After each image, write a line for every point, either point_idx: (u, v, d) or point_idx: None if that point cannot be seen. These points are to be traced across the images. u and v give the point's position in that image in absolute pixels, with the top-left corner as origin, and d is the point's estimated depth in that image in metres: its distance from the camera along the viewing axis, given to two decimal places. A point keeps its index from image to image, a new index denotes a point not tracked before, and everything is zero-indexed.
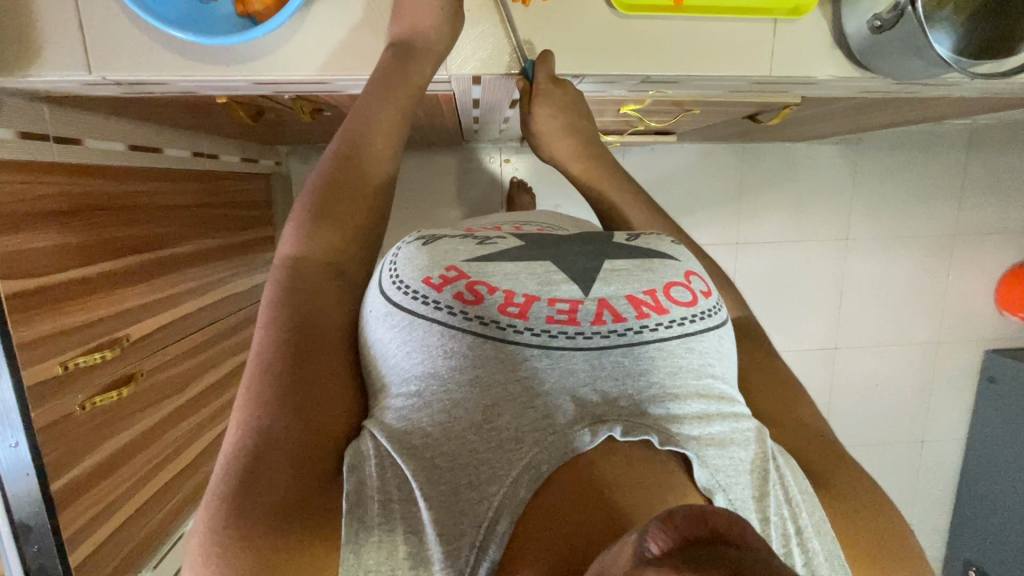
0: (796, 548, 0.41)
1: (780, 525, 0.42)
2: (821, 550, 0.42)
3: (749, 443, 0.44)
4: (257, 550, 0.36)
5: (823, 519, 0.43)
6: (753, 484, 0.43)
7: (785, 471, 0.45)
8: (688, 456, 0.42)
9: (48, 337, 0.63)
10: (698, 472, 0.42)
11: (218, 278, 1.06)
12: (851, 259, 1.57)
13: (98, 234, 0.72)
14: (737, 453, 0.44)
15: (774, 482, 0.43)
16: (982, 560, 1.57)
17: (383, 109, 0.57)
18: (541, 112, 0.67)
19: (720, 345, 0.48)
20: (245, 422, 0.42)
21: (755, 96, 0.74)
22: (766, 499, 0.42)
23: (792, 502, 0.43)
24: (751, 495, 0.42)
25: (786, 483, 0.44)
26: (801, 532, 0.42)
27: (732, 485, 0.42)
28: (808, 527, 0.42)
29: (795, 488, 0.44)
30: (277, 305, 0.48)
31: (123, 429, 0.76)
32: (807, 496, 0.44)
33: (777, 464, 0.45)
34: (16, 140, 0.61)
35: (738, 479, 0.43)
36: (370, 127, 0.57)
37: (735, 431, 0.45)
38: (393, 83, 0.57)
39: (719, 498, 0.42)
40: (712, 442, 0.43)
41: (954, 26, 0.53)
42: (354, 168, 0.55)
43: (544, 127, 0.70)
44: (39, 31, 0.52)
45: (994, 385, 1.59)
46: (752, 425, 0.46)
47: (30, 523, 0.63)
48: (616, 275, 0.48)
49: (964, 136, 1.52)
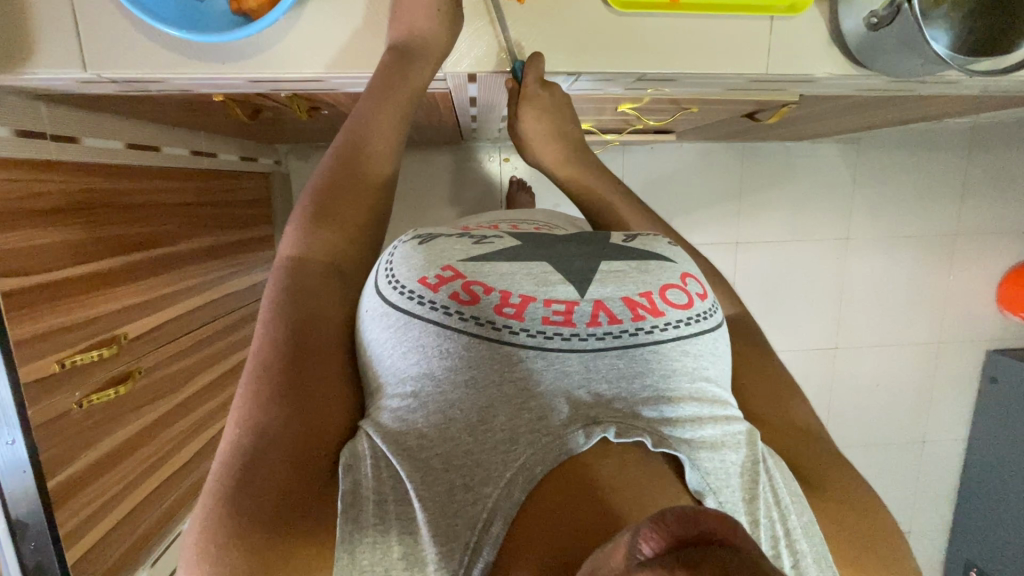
0: (784, 550, 0.41)
1: (768, 527, 0.41)
2: (810, 552, 0.42)
3: (741, 446, 0.44)
4: (252, 550, 0.36)
5: (812, 521, 0.43)
6: (743, 487, 0.43)
7: (775, 474, 0.44)
8: (680, 458, 0.42)
9: (45, 335, 0.63)
10: (689, 474, 0.42)
11: (216, 277, 1.06)
12: (852, 259, 1.56)
13: (96, 232, 0.72)
14: (729, 456, 0.43)
15: (764, 484, 0.43)
16: (983, 562, 1.57)
17: (384, 112, 0.58)
18: (525, 116, 0.68)
19: (713, 347, 0.48)
20: (242, 421, 0.42)
21: (752, 94, 0.74)
22: (756, 502, 0.42)
23: (782, 504, 0.43)
24: (741, 497, 0.42)
25: (776, 484, 0.44)
26: (790, 534, 0.42)
27: (723, 488, 0.42)
28: (797, 529, 0.42)
29: (785, 490, 0.44)
30: (276, 304, 0.48)
31: (121, 427, 0.76)
32: (796, 498, 0.44)
33: (768, 466, 0.45)
34: (13, 137, 0.61)
35: (728, 482, 0.42)
36: (371, 129, 0.57)
37: (728, 434, 0.45)
38: (394, 87, 0.57)
39: (709, 500, 0.41)
40: (705, 444, 0.43)
41: (950, 24, 0.53)
42: (356, 169, 0.56)
43: (529, 132, 0.70)
44: (34, 29, 0.52)
45: (995, 385, 1.58)
46: (744, 427, 0.46)
47: (27, 520, 0.63)
48: (612, 276, 0.48)
49: (966, 135, 1.51)
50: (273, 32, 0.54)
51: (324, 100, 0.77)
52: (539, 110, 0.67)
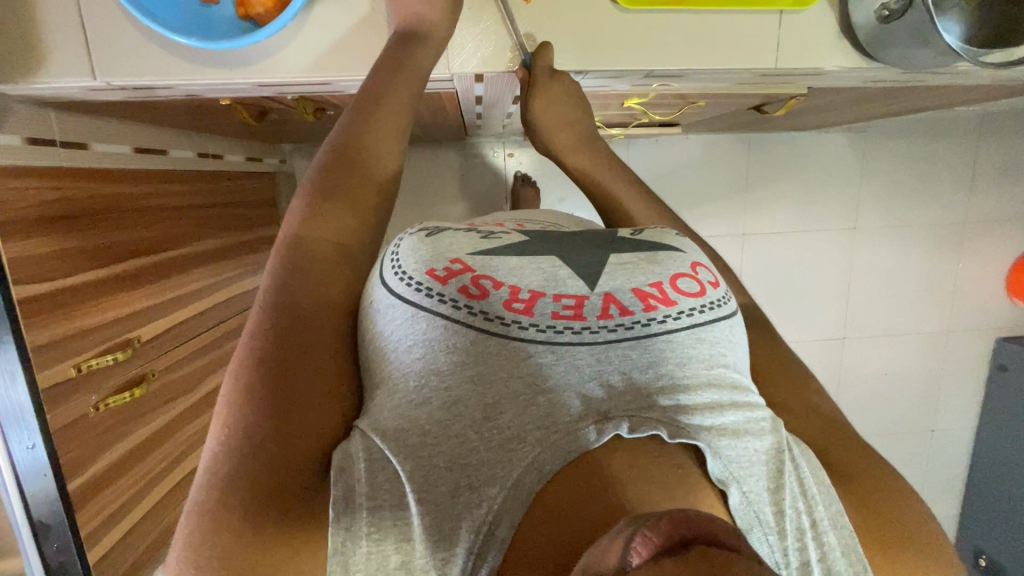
0: (810, 542, 0.41)
1: (795, 518, 0.42)
2: (838, 544, 0.42)
3: (765, 434, 0.44)
4: (247, 559, 0.36)
5: (840, 512, 0.43)
6: (768, 476, 0.43)
7: (800, 462, 0.44)
8: (699, 447, 0.42)
9: (61, 340, 0.64)
10: (711, 463, 0.42)
11: (226, 277, 1.06)
12: (860, 249, 1.56)
13: (108, 236, 0.72)
14: (752, 443, 0.43)
15: (789, 473, 0.43)
16: (995, 550, 1.56)
17: (389, 90, 0.55)
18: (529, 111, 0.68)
19: (730, 334, 0.48)
20: (233, 426, 0.41)
21: (760, 89, 0.73)
22: (781, 492, 0.42)
23: (809, 495, 0.43)
24: (766, 486, 0.42)
25: (802, 473, 0.44)
26: (817, 526, 0.42)
27: (746, 477, 0.42)
28: (823, 520, 0.42)
29: (810, 478, 0.44)
30: (274, 290, 0.47)
31: (134, 430, 0.77)
32: (824, 488, 0.44)
33: (793, 454, 0.45)
34: (24, 146, 0.61)
35: (754, 471, 0.42)
36: (377, 100, 0.55)
37: (750, 421, 0.44)
38: (396, 69, 0.55)
39: (732, 490, 0.41)
40: (726, 433, 0.43)
41: (964, 15, 0.52)
42: (363, 152, 0.54)
43: (537, 123, 0.70)
44: (43, 39, 0.52)
45: (1006, 373, 1.58)
46: (767, 415, 0.46)
47: (49, 523, 0.64)
48: (622, 268, 0.48)
49: (976, 122, 1.50)
50: (281, 37, 0.54)
51: (329, 101, 0.77)
52: (546, 103, 0.66)
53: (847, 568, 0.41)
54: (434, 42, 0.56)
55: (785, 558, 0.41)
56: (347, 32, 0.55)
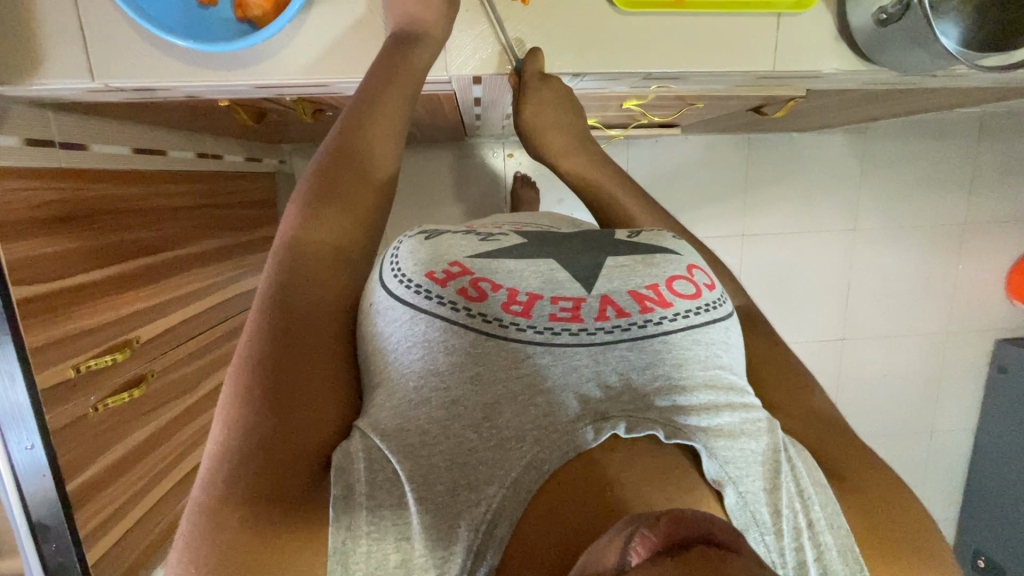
0: (807, 541, 0.41)
1: (792, 518, 0.42)
2: (834, 544, 0.42)
3: (762, 435, 0.44)
4: (247, 557, 0.36)
5: (837, 513, 0.43)
6: (765, 476, 0.43)
7: (796, 463, 0.45)
8: (696, 448, 0.42)
9: (60, 341, 0.64)
10: (708, 464, 0.42)
11: (225, 277, 1.06)
12: (860, 249, 1.56)
13: (107, 236, 0.72)
14: (749, 444, 0.43)
15: (786, 475, 0.43)
16: (994, 551, 1.56)
17: (387, 92, 0.55)
18: (527, 113, 0.68)
19: (726, 336, 0.48)
20: (232, 426, 0.41)
21: (758, 90, 0.73)
22: (778, 493, 0.42)
23: (805, 495, 0.43)
24: (762, 487, 0.42)
25: (799, 474, 0.44)
26: (814, 526, 0.42)
27: (743, 478, 0.42)
28: (820, 520, 0.42)
29: (807, 479, 0.44)
30: (273, 290, 0.47)
31: (133, 430, 0.77)
32: (820, 488, 0.44)
33: (789, 456, 0.45)
34: (23, 147, 0.61)
35: (749, 471, 0.42)
36: (374, 102, 0.55)
37: (747, 422, 0.45)
38: (394, 71, 0.55)
39: (728, 490, 0.42)
40: (722, 433, 0.43)
41: (961, 19, 0.52)
42: (362, 153, 0.54)
43: (534, 126, 0.70)
44: (41, 41, 0.52)
45: (1006, 375, 1.58)
46: (764, 417, 0.46)
47: (48, 522, 0.64)
48: (618, 270, 0.48)
49: (976, 123, 1.49)
50: (278, 38, 0.54)
51: (328, 102, 0.78)
52: (541, 105, 0.66)
53: (844, 569, 0.41)
54: (431, 44, 0.56)
55: (782, 559, 0.41)
56: (344, 34, 0.55)
